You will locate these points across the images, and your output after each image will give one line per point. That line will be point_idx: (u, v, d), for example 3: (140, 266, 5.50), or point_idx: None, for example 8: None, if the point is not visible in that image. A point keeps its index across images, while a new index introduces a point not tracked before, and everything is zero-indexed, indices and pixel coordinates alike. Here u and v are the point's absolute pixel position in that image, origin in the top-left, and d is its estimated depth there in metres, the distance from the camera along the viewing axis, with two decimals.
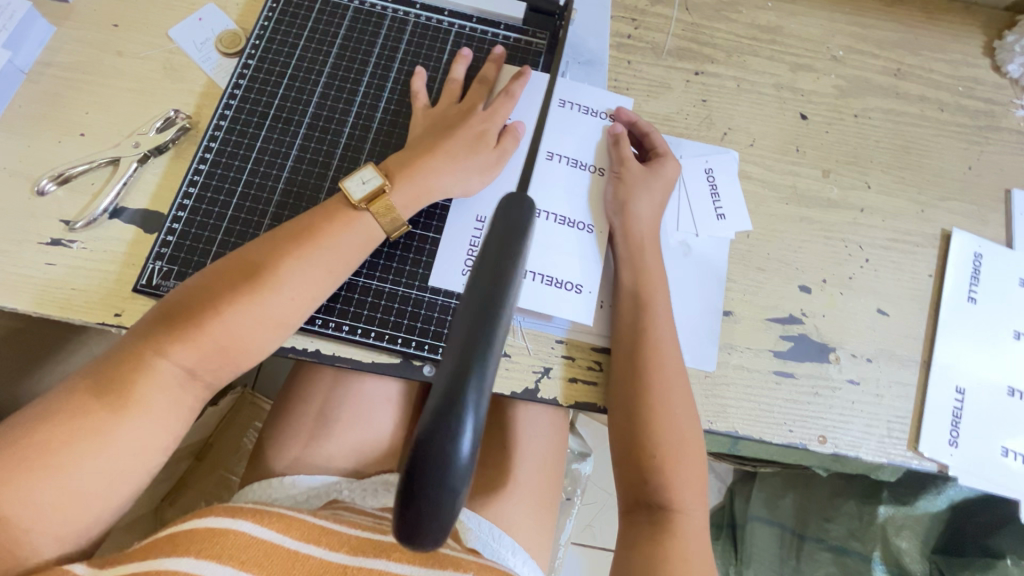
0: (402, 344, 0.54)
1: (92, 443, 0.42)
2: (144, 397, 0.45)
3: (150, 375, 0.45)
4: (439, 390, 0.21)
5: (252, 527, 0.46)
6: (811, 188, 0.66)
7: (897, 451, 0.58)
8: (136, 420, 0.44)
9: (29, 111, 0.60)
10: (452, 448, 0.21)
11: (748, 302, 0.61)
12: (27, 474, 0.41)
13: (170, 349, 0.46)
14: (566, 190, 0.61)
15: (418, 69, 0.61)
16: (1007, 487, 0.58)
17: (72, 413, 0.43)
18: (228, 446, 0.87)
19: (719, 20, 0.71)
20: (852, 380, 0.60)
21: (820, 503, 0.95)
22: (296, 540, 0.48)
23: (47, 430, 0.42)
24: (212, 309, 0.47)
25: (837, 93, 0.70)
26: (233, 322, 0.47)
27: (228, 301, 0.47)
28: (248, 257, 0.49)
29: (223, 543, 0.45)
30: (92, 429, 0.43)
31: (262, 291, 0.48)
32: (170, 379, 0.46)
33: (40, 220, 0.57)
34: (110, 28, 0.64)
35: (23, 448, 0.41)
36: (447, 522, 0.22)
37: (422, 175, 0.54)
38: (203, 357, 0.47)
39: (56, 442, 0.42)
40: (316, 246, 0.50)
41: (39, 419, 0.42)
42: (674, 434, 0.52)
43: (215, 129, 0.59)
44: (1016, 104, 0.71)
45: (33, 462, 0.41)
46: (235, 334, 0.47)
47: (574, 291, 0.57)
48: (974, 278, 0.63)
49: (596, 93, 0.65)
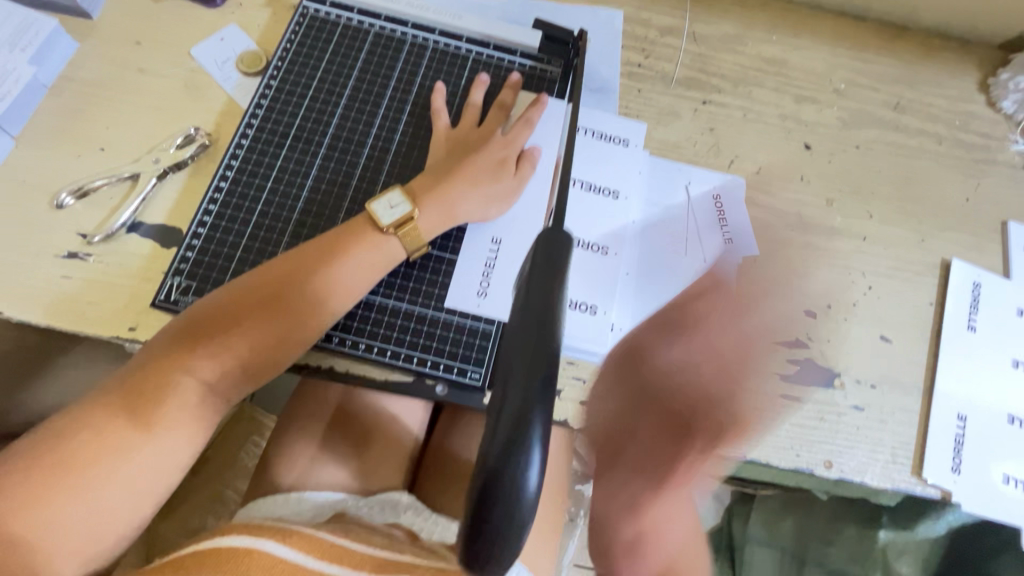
0: (417, 363, 0.54)
1: (117, 460, 0.44)
2: (168, 414, 0.47)
3: (174, 391, 0.47)
4: (505, 433, 0.28)
5: (273, 546, 0.47)
6: (815, 216, 0.68)
7: (902, 477, 0.59)
8: (160, 438, 0.46)
9: (49, 125, 0.61)
10: (521, 480, 0.28)
11: (755, 327, 0.62)
12: (54, 492, 0.42)
13: (196, 365, 0.48)
14: (582, 213, 0.63)
15: (437, 86, 0.63)
16: (1008, 513, 0.59)
17: (98, 431, 0.44)
18: (225, 459, 0.87)
19: (725, 52, 0.74)
20: (856, 406, 0.61)
21: (819, 527, 0.95)
22: (316, 559, 0.47)
23: (75, 448, 0.43)
24: (238, 328, 0.49)
25: (839, 124, 0.72)
26: (259, 340, 0.50)
27: (255, 321, 0.50)
28: (273, 277, 0.51)
29: (247, 562, 0.45)
30: (117, 446, 0.44)
31: (288, 315, 0.51)
32: (193, 394, 0.48)
33: (57, 234, 0.57)
34: (132, 45, 0.65)
35: (50, 465, 0.43)
36: (513, 536, 0.29)
37: (446, 199, 0.57)
38: (227, 372, 0.50)
39: (82, 460, 0.43)
40: (339, 269, 0.52)
41: (64, 436, 0.44)
42: (652, 512, 0.52)
43: (236, 148, 0.60)
44: (1011, 138, 0.73)
45: (60, 479, 0.42)
46: (260, 352, 0.50)
47: (588, 312, 0.60)
48: (973, 307, 0.65)
49: (614, 120, 0.68)
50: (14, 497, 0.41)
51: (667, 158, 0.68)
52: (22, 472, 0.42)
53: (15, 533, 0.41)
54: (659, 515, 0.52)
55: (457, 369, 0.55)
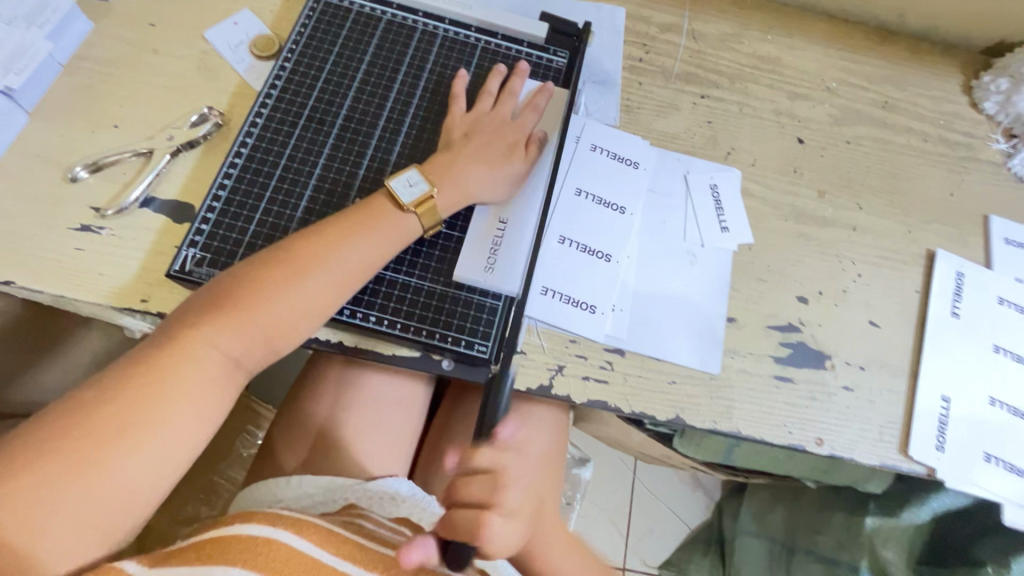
0: (425, 336, 0.56)
1: (143, 435, 0.46)
2: (191, 387, 0.48)
3: (199, 364, 0.49)
4: None
5: (292, 539, 0.48)
6: (807, 206, 0.70)
7: (888, 454, 0.61)
8: (184, 412, 0.48)
9: (63, 101, 0.62)
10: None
11: (750, 310, 0.65)
12: (81, 465, 0.43)
13: (221, 338, 0.50)
14: (593, 221, 0.65)
15: (460, 74, 0.65)
16: (989, 490, 0.61)
17: (123, 405, 0.45)
18: (221, 448, 0.85)
19: (723, 49, 0.77)
20: (846, 387, 0.63)
21: (808, 517, 0.98)
22: (332, 555, 0.49)
23: (102, 422, 0.45)
24: (262, 302, 0.51)
25: (831, 121, 0.75)
26: (282, 312, 0.51)
27: (278, 294, 0.51)
28: (296, 254, 0.53)
29: (266, 553, 0.46)
30: (143, 421, 0.46)
31: (311, 291, 0.52)
32: (215, 365, 0.50)
33: (70, 207, 0.58)
34: (146, 27, 0.67)
35: (78, 439, 0.44)
36: None
37: (462, 177, 0.59)
38: (248, 345, 0.51)
39: (108, 434, 0.44)
40: (360, 247, 0.54)
41: (88, 411, 0.45)
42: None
43: (251, 127, 0.61)
44: (993, 137, 0.77)
45: (87, 454, 0.44)
46: (282, 323, 0.52)
47: (586, 310, 0.61)
48: (957, 295, 0.68)
49: (626, 141, 0.69)
50: (40, 471, 0.42)
51: (667, 149, 0.70)
52: (48, 446, 0.43)
53: (43, 501, 0.42)
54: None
55: (465, 342, 0.56)
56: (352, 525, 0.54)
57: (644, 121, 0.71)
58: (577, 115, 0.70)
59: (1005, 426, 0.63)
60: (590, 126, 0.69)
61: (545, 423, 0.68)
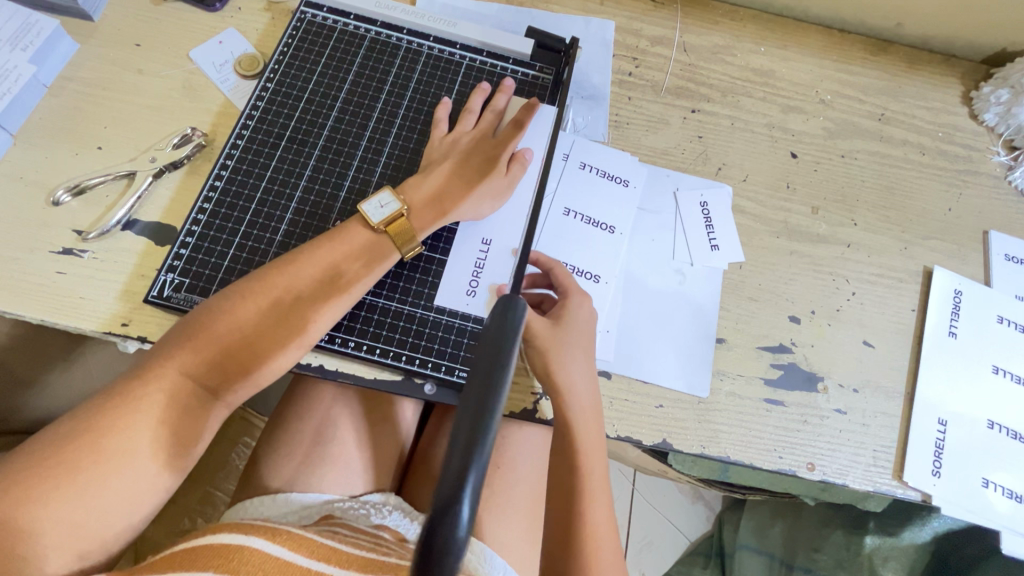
0: (405, 361, 0.55)
1: (120, 460, 0.45)
2: (166, 416, 0.48)
3: (171, 395, 0.48)
4: (469, 402, 0.28)
5: (265, 544, 0.48)
6: (800, 223, 0.69)
7: (882, 479, 0.60)
8: (158, 441, 0.47)
9: (48, 123, 0.62)
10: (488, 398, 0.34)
11: (740, 330, 0.63)
12: (54, 492, 0.43)
13: (196, 370, 0.49)
14: (579, 244, 0.64)
15: (443, 100, 0.64)
16: (988, 517, 0.59)
17: (98, 433, 0.45)
18: (213, 461, 0.82)
19: (714, 62, 0.75)
20: (839, 410, 0.62)
21: (808, 531, 0.96)
22: (304, 557, 0.48)
23: (78, 449, 0.44)
24: (240, 333, 0.51)
25: (825, 134, 0.74)
26: (260, 343, 0.51)
27: (255, 326, 0.51)
28: (274, 284, 0.52)
29: (238, 559, 0.46)
30: (118, 448, 0.45)
31: (291, 323, 0.52)
32: (189, 395, 0.49)
33: (53, 230, 0.58)
34: (132, 47, 0.67)
35: (54, 467, 0.44)
36: (497, 381, 0.29)
37: (443, 199, 0.59)
38: (224, 376, 0.50)
39: (83, 461, 0.44)
40: (340, 280, 0.54)
41: (65, 439, 0.45)
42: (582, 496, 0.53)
43: (232, 148, 0.61)
44: (994, 150, 0.75)
45: (61, 480, 0.43)
46: (261, 355, 0.51)
47: None
48: (954, 314, 0.66)
49: (614, 158, 0.68)
50: (12, 498, 0.42)
51: (656, 165, 0.69)
52: (25, 473, 0.43)
53: (18, 528, 0.42)
54: (586, 500, 0.53)
55: (446, 367, 0.56)
56: (329, 533, 0.54)
57: (633, 136, 0.70)
58: (571, 132, 0.69)
59: (1005, 451, 0.62)
60: (578, 143, 0.68)
61: (534, 442, 0.67)
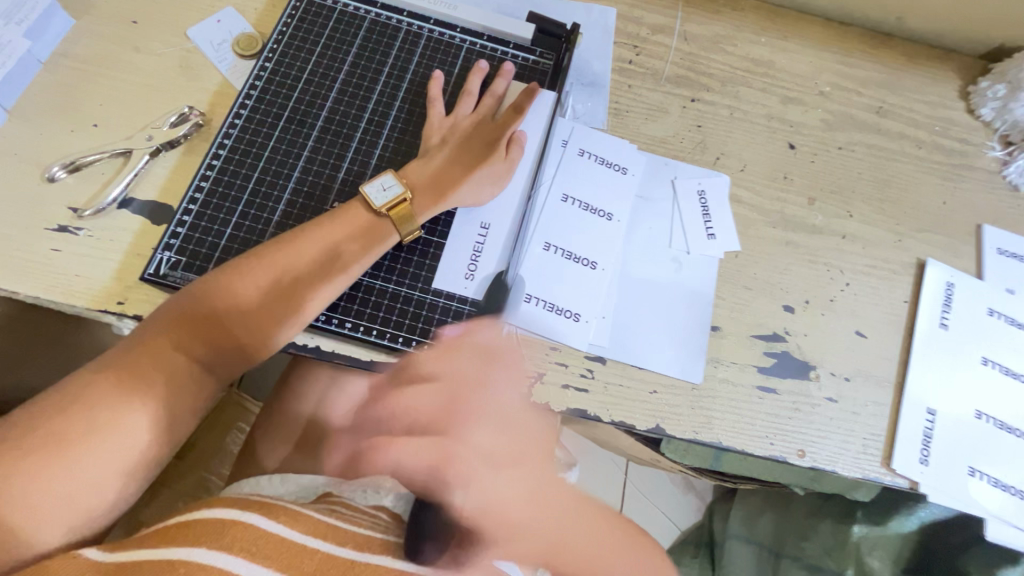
0: (402, 343, 0.56)
1: (108, 434, 0.45)
2: (162, 391, 0.48)
3: (171, 372, 0.48)
4: None
5: (261, 521, 0.48)
6: (796, 214, 0.69)
7: (871, 467, 0.61)
8: (153, 414, 0.48)
9: (42, 100, 0.62)
10: None
11: (736, 319, 0.64)
12: (41, 464, 0.43)
13: (196, 348, 0.50)
14: (577, 230, 0.64)
15: (436, 74, 0.64)
16: (973, 505, 0.60)
17: (88, 405, 0.45)
18: (209, 446, 0.83)
19: (715, 51, 0.75)
20: (830, 399, 0.62)
21: (797, 522, 0.97)
22: (300, 534, 0.48)
23: (66, 423, 0.44)
24: (239, 312, 0.51)
25: (823, 126, 0.74)
26: (257, 322, 0.51)
27: (255, 304, 0.51)
28: (274, 263, 0.52)
29: (232, 535, 0.46)
30: (108, 421, 0.45)
31: (290, 302, 0.52)
32: (187, 372, 0.49)
33: (48, 207, 0.57)
34: (129, 24, 0.66)
35: (39, 440, 0.43)
36: None
37: (440, 184, 0.59)
38: (222, 353, 0.51)
39: (72, 434, 0.44)
40: (340, 260, 0.54)
41: (55, 411, 0.45)
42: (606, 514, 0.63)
43: (230, 127, 0.61)
44: (989, 145, 0.76)
45: (48, 453, 0.43)
46: (259, 334, 0.52)
47: (573, 319, 0.60)
48: (946, 306, 0.67)
49: (613, 145, 0.68)
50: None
51: (655, 153, 0.69)
52: (11, 446, 0.43)
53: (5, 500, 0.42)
54: None
55: None
56: (327, 511, 0.54)
57: (632, 124, 0.70)
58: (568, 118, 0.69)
59: (991, 441, 0.63)
60: (577, 130, 0.68)
61: None
